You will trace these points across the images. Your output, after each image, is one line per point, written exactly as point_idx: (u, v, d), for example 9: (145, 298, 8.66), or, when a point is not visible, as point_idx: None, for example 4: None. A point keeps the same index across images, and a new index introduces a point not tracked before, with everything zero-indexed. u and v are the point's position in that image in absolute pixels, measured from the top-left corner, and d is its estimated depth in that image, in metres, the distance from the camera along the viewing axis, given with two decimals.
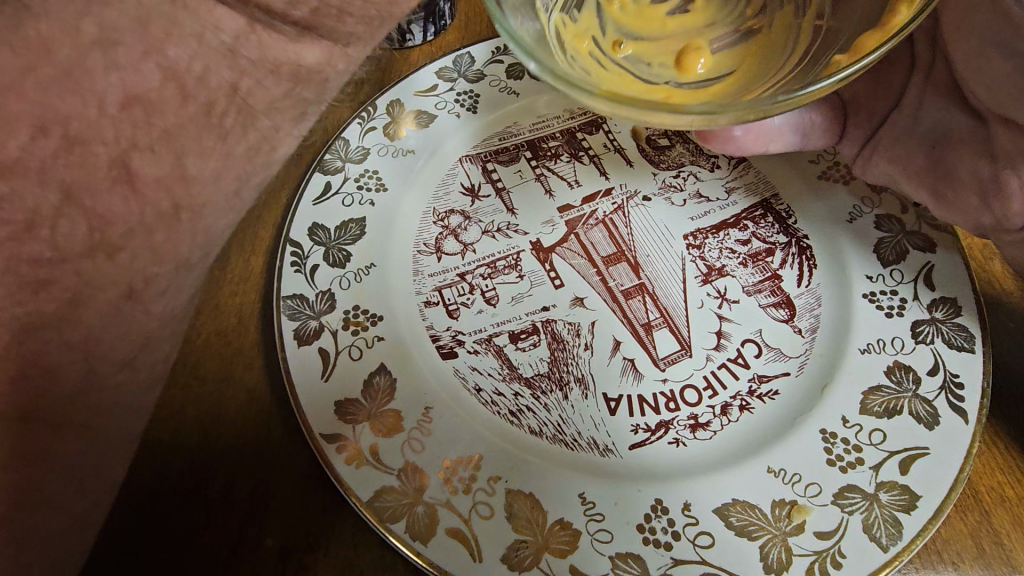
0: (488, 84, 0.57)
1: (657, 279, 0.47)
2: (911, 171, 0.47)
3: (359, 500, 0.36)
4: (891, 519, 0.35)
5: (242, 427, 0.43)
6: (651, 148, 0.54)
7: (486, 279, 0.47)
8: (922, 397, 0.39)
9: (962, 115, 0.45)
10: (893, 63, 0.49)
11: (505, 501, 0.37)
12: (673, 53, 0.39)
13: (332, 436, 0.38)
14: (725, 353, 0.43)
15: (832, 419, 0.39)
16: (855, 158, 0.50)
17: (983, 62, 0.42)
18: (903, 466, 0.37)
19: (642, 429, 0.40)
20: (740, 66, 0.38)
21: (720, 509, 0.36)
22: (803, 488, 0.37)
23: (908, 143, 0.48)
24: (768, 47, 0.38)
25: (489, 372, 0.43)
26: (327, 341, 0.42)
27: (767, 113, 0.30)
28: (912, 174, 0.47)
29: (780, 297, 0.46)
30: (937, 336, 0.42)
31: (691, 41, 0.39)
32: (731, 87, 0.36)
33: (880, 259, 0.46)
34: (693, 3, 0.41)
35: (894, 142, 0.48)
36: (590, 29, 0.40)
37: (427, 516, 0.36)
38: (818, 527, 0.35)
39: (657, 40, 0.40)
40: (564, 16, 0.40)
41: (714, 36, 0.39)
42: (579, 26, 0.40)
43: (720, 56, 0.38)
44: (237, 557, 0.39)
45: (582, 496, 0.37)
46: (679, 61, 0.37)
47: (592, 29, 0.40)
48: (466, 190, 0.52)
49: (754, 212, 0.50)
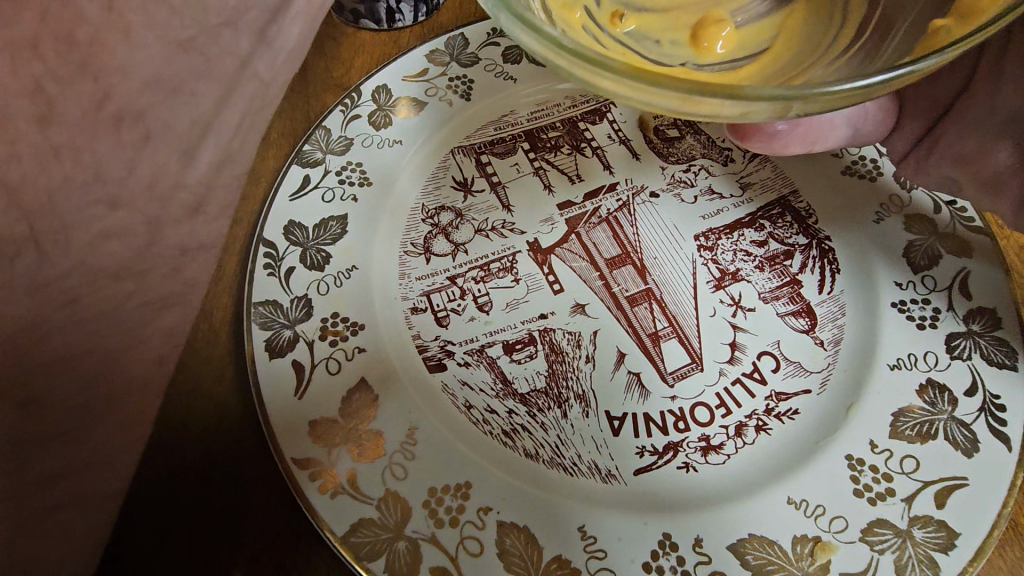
0: (483, 69, 0.52)
1: (665, 284, 0.43)
2: (986, 177, 0.41)
3: (335, 535, 0.32)
4: (925, 559, 0.32)
5: (209, 444, 0.39)
6: (659, 140, 0.50)
7: (479, 283, 0.43)
8: (959, 420, 0.36)
9: None
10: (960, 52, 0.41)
11: (497, 536, 0.33)
12: (686, 28, 0.31)
13: (305, 461, 0.34)
14: (740, 367, 0.40)
15: (858, 443, 0.36)
16: (911, 153, 0.44)
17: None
18: (939, 498, 0.33)
19: (648, 452, 0.37)
20: (773, 44, 0.30)
21: (735, 545, 0.33)
22: (828, 522, 0.33)
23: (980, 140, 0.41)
24: (807, 23, 0.31)
25: (481, 387, 0.39)
26: (302, 353, 0.38)
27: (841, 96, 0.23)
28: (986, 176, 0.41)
29: (800, 305, 0.42)
30: (975, 351, 0.38)
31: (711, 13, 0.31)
32: (767, 73, 0.29)
33: (910, 264, 0.42)
34: None
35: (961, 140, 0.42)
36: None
37: (410, 552, 0.32)
38: (845, 568, 0.32)
39: (665, 12, 0.31)
40: None
41: (738, 8, 0.31)
42: None
43: (748, 31, 0.30)
44: None
45: (582, 530, 0.34)
46: (698, 38, 0.30)
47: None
48: (458, 184, 0.48)
49: (771, 210, 0.46)
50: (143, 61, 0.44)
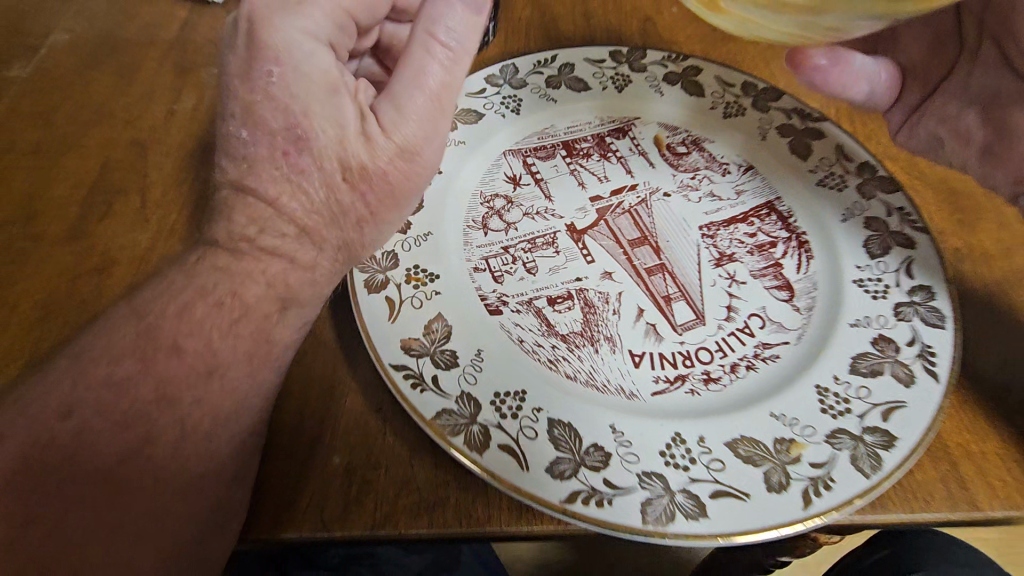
0: (530, 91, 0.65)
1: (676, 260, 0.54)
2: (956, 131, 0.59)
3: (424, 418, 0.41)
4: (874, 454, 0.41)
5: (307, 366, 0.48)
6: (670, 154, 0.62)
7: (527, 252, 0.54)
8: (902, 362, 0.46)
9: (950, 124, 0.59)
10: (943, 39, 0.60)
11: (548, 427, 0.42)
12: None
13: (400, 366, 0.44)
14: (734, 323, 0.50)
15: (825, 377, 0.46)
16: (901, 124, 0.61)
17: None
18: (885, 415, 0.43)
19: (662, 380, 0.47)
20: None
21: (731, 442, 0.42)
22: (801, 429, 0.43)
23: (959, 104, 0.59)
24: None
25: (531, 327, 0.49)
26: (391, 291, 0.48)
27: None
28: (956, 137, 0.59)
29: (782, 281, 0.53)
30: (916, 315, 0.49)
31: None
32: None
33: (868, 251, 0.54)
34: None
35: (943, 105, 0.59)
36: None
37: (482, 434, 0.41)
38: (813, 459, 0.41)
39: None
40: None
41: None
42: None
43: None
44: (310, 472, 0.43)
45: (613, 426, 0.43)
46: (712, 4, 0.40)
47: None
48: (509, 178, 0.59)
49: (760, 210, 0.58)
50: (331, 145, 0.42)
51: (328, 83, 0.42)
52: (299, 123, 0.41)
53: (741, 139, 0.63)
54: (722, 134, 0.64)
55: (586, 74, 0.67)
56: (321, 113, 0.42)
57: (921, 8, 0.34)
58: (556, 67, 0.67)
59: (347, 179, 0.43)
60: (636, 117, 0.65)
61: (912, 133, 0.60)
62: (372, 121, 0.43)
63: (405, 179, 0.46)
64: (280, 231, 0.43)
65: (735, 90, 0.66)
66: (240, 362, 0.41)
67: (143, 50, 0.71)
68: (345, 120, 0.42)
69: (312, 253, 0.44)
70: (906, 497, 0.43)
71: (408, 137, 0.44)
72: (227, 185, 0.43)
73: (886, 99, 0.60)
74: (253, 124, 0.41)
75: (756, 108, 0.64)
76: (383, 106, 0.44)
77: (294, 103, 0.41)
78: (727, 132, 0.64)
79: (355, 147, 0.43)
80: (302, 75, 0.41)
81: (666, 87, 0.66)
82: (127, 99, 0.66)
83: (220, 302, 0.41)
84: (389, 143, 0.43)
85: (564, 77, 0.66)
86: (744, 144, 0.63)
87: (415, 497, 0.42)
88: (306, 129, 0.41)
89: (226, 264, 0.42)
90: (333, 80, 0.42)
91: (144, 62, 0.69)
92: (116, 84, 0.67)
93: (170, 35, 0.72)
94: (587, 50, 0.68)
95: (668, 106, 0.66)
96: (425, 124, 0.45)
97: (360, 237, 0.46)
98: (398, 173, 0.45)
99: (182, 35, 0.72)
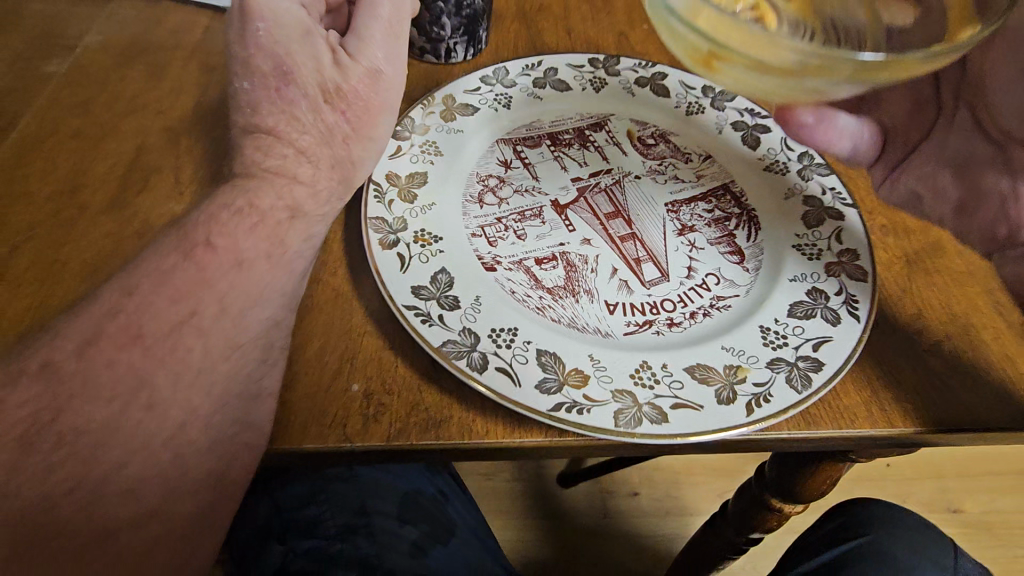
0: (519, 90, 0.74)
1: (645, 230, 0.63)
2: (931, 184, 0.64)
3: (433, 347, 0.49)
4: (805, 376, 0.50)
5: (328, 311, 0.55)
6: (641, 145, 0.72)
7: (518, 222, 0.63)
8: (831, 307, 0.55)
9: (929, 176, 0.64)
10: (922, 104, 0.65)
11: (537, 355, 0.50)
12: (726, 40, 0.45)
13: (411, 307, 0.52)
14: (694, 280, 0.59)
15: (767, 319, 0.55)
16: (884, 178, 0.66)
17: (1019, 92, 0.56)
18: (816, 346, 0.52)
19: (633, 324, 0.55)
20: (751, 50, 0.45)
21: (689, 368, 0.50)
22: (747, 357, 0.51)
23: (934, 163, 0.64)
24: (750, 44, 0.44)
25: (521, 282, 0.57)
26: (402, 249, 0.56)
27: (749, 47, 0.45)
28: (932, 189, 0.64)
29: (734, 247, 0.62)
30: (843, 271, 0.58)
31: (722, 56, 0.46)
32: (755, 51, 0.44)
33: (805, 223, 0.64)
34: (714, 56, 0.47)
35: (922, 165, 0.64)
36: (699, 45, 0.47)
37: (482, 360, 0.49)
38: (756, 380, 0.50)
39: (724, 35, 0.45)
40: (693, 45, 0.48)
41: (734, 63, 0.47)
42: (700, 53, 0.48)
43: (743, 41, 0.44)
44: (333, 398, 0.50)
45: (591, 355, 0.51)
46: (709, 64, 0.49)
47: (701, 46, 0.47)
48: (501, 162, 0.68)
49: (717, 191, 0.68)
50: (311, 78, 0.52)
51: (302, 28, 0.52)
52: (284, 62, 0.51)
53: (701, 133, 0.73)
54: (686, 130, 0.73)
55: (568, 77, 0.76)
56: (299, 52, 0.52)
57: (898, 76, 0.44)
58: (541, 70, 0.76)
59: (330, 102, 0.54)
60: (611, 114, 0.75)
61: (894, 187, 0.65)
62: (343, 52, 0.54)
63: (377, 96, 0.56)
64: (282, 153, 0.53)
65: (696, 92, 0.76)
66: (262, 258, 0.50)
67: (169, 50, 0.78)
68: (318, 54, 0.52)
69: (310, 169, 0.54)
70: (835, 416, 0.52)
71: (375, 61, 0.55)
72: (239, 127, 0.53)
73: (868, 154, 0.66)
74: (251, 74, 0.51)
75: (714, 108, 0.75)
76: (351, 42, 0.54)
77: (281, 52, 0.51)
78: (689, 127, 0.73)
79: (332, 74, 0.53)
80: (283, 25, 0.51)
81: (637, 89, 0.76)
82: (155, 92, 0.73)
83: (239, 211, 0.50)
84: (360, 66, 0.54)
85: (549, 79, 0.75)
86: (704, 137, 0.72)
87: (424, 416, 0.49)
88: (290, 67, 0.52)
89: (241, 182, 0.52)
90: (305, 26, 0.52)
91: (171, 60, 0.77)
92: (145, 79, 0.74)
93: (193, 37, 0.80)
94: (568, 57, 0.78)
95: (638, 106, 0.75)
96: (393, 58, 0.56)
97: (348, 154, 0.56)
98: (374, 103, 0.56)
99: (205, 37, 0.80)
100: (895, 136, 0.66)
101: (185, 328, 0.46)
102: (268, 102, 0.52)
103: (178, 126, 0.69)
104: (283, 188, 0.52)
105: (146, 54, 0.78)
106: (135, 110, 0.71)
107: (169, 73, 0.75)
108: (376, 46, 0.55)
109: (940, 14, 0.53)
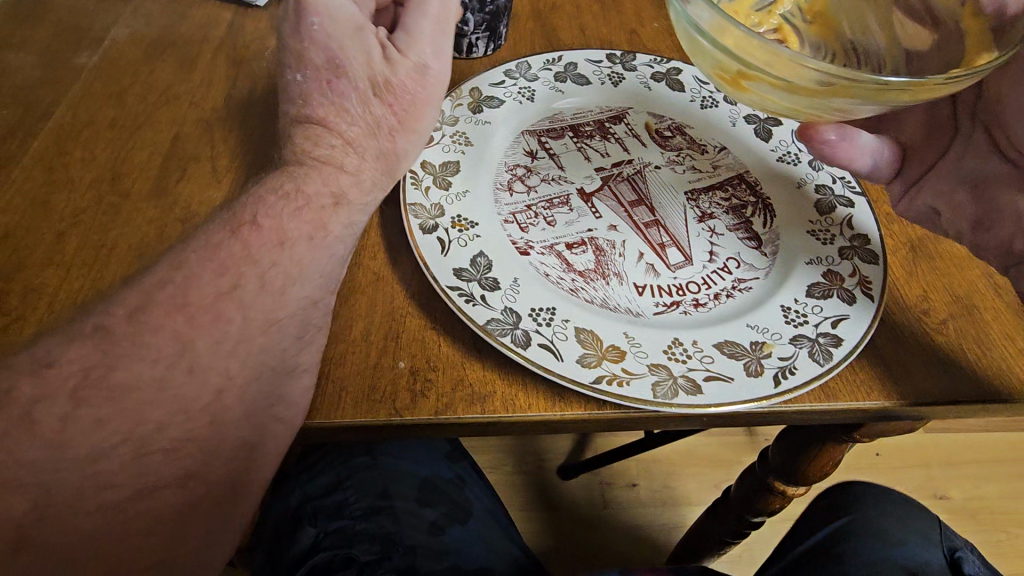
0: (542, 84, 0.77)
1: (667, 217, 0.66)
2: (948, 197, 0.65)
3: (477, 324, 0.52)
4: (826, 350, 0.54)
5: (370, 292, 0.57)
6: (659, 137, 0.75)
7: (547, 209, 0.65)
8: (846, 287, 0.59)
9: (947, 192, 0.65)
10: (940, 123, 0.67)
11: (575, 332, 0.53)
12: (756, 64, 0.51)
13: (454, 288, 0.54)
14: (716, 263, 0.63)
15: (788, 298, 0.58)
16: (903, 194, 0.67)
17: None
18: (835, 323, 0.56)
19: (662, 304, 0.58)
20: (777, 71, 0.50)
21: (718, 343, 0.53)
22: (771, 334, 0.55)
23: (952, 182, 0.65)
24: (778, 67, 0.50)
25: (554, 265, 0.60)
26: (441, 233, 0.59)
27: (776, 70, 0.50)
28: (951, 205, 0.65)
29: (752, 233, 0.66)
30: (855, 255, 0.62)
31: (751, 75, 0.52)
32: (782, 72, 0.50)
33: (818, 211, 0.67)
34: (743, 77, 0.53)
35: (939, 180, 0.65)
36: (730, 67, 0.53)
37: (524, 336, 0.52)
38: (781, 354, 0.53)
39: (754, 58, 0.51)
40: (723, 67, 0.54)
41: (762, 82, 0.53)
42: (731, 74, 0.54)
43: (770, 63, 0.50)
44: (381, 374, 0.52)
45: (626, 332, 0.53)
46: (738, 84, 0.55)
47: (732, 67, 0.53)
48: (528, 152, 0.71)
49: (733, 180, 0.71)
50: (361, 72, 0.55)
51: (356, 24, 0.55)
52: (337, 56, 0.55)
53: (716, 126, 0.76)
54: (701, 122, 0.77)
55: (587, 71, 0.79)
56: (352, 47, 0.55)
57: (918, 98, 0.49)
58: (562, 64, 0.79)
59: (378, 96, 0.56)
60: (630, 107, 0.78)
61: (911, 201, 0.67)
62: (392, 47, 0.56)
63: (422, 90, 0.58)
64: (330, 143, 0.56)
65: (709, 87, 0.79)
66: (303, 239, 0.52)
67: (198, 45, 0.80)
68: (370, 49, 0.55)
69: (355, 160, 0.57)
70: (853, 388, 0.55)
71: (422, 57, 0.57)
72: (290, 118, 0.56)
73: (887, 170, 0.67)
74: (305, 66, 0.55)
75: (727, 102, 0.78)
76: (400, 39, 0.57)
77: (337, 46, 0.54)
78: (705, 120, 0.77)
79: (381, 69, 0.56)
80: (338, 21, 0.54)
81: (653, 84, 0.79)
82: (187, 86, 0.75)
83: (287, 195, 0.53)
84: (407, 61, 0.56)
85: (569, 73, 0.78)
86: (719, 130, 0.76)
87: (469, 390, 0.51)
88: (342, 60, 0.55)
89: (292, 166, 0.55)
90: (358, 22, 0.55)
91: (200, 54, 0.79)
92: (177, 72, 0.76)
93: (220, 31, 0.82)
94: (587, 52, 0.80)
95: (655, 99, 0.78)
96: (439, 54, 0.58)
97: (392, 145, 0.59)
98: (419, 97, 0.58)
99: (232, 33, 0.82)
100: (912, 154, 0.67)
101: (243, 298, 0.49)
102: (320, 93, 0.55)
103: (214, 119, 0.72)
104: (329, 179, 0.55)
105: (175, 48, 0.80)
106: (170, 104, 0.73)
107: (200, 67, 0.77)
108: (424, 43, 0.57)
109: (957, 44, 0.57)
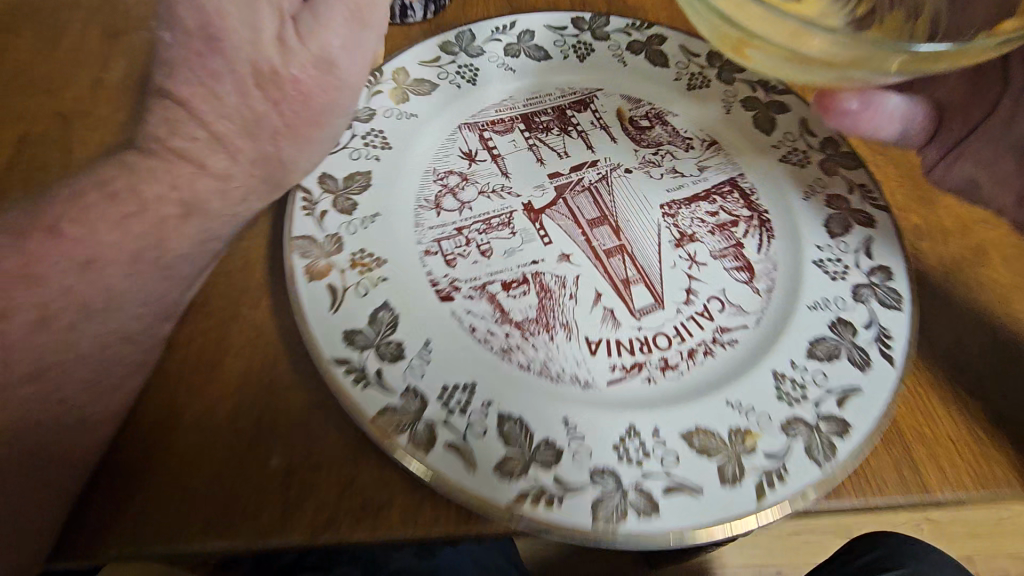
0: (487, 60, 0.61)
1: (636, 241, 0.52)
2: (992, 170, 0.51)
3: (365, 416, 0.40)
4: (828, 443, 0.41)
5: (244, 358, 0.45)
6: (633, 128, 0.60)
7: (482, 234, 0.51)
8: (858, 345, 0.46)
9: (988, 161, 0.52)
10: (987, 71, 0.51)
11: (498, 421, 0.41)
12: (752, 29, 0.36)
13: (341, 361, 0.41)
14: (693, 307, 0.49)
15: (782, 361, 0.45)
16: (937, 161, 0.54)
17: None
18: (840, 402, 0.43)
19: (619, 368, 0.45)
20: (781, 40, 0.35)
21: (686, 433, 0.41)
22: (755, 418, 0.42)
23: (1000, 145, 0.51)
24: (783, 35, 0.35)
25: (483, 315, 0.46)
26: (334, 279, 0.45)
27: (781, 36, 0.35)
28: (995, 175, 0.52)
29: (743, 262, 0.51)
30: (873, 296, 0.48)
31: (749, 43, 0.37)
32: (788, 40, 0.35)
33: (829, 231, 0.52)
34: (741, 43, 0.38)
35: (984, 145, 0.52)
36: (721, 30, 0.38)
37: (427, 431, 0.39)
38: (767, 449, 0.41)
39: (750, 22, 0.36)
40: (714, 28, 0.39)
41: (764, 51, 0.37)
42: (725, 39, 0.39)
43: (771, 29, 0.35)
44: (245, 477, 0.40)
45: (565, 419, 0.41)
46: (737, 50, 0.40)
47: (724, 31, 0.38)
48: (464, 154, 0.56)
49: (723, 187, 0.56)
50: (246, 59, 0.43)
51: None
52: (213, 22, 0.42)
53: (706, 112, 0.61)
54: (688, 108, 0.61)
55: (546, 42, 0.63)
56: (235, 14, 0.42)
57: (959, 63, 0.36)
58: (514, 34, 0.63)
59: (261, 87, 0.44)
60: (599, 89, 0.62)
61: (950, 170, 0.54)
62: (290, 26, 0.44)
63: (325, 91, 0.47)
64: (191, 134, 0.44)
65: (700, 60, 0.63)
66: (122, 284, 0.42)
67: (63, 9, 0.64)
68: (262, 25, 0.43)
69: (224, 160, 0.46)
70: (861, 482, 0.43)
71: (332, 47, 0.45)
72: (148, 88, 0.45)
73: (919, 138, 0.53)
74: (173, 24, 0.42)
75: (721, 80, 0.62)
76: (304, 17, 0.44)
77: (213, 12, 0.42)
78: (692, 105, 0.61)
79: (269, 52, 0.43)
80: None
81: (629, 56, 0.63)
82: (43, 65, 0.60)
83: (120, 236, 0.42)
84: (306, 51, 0.44)
85: (523, 45, 0.62)
86: (709, 117, 0.60)
87: (359, 500, 0.40)
88: (219, 29, 0.42)
89: (136, 177, 0.43)
90: None
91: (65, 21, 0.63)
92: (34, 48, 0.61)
93: None
94: (547, 16, 0.64)
95: (631, 77, 0.62)
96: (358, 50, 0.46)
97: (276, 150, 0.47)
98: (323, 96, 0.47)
99: None
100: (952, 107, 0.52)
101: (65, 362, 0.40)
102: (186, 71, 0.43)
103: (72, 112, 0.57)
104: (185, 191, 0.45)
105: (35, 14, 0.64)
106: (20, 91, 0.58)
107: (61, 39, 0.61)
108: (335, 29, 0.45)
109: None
